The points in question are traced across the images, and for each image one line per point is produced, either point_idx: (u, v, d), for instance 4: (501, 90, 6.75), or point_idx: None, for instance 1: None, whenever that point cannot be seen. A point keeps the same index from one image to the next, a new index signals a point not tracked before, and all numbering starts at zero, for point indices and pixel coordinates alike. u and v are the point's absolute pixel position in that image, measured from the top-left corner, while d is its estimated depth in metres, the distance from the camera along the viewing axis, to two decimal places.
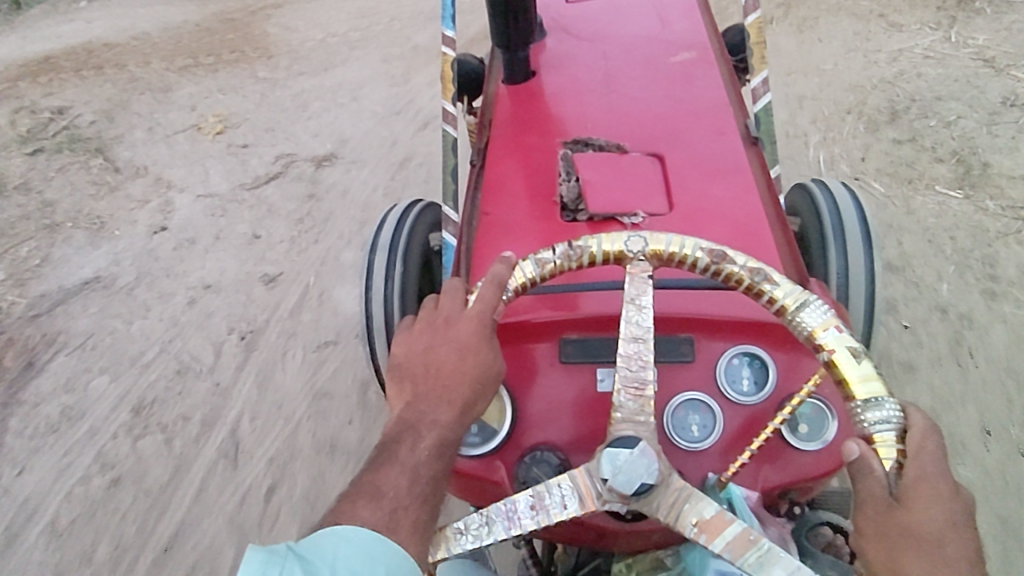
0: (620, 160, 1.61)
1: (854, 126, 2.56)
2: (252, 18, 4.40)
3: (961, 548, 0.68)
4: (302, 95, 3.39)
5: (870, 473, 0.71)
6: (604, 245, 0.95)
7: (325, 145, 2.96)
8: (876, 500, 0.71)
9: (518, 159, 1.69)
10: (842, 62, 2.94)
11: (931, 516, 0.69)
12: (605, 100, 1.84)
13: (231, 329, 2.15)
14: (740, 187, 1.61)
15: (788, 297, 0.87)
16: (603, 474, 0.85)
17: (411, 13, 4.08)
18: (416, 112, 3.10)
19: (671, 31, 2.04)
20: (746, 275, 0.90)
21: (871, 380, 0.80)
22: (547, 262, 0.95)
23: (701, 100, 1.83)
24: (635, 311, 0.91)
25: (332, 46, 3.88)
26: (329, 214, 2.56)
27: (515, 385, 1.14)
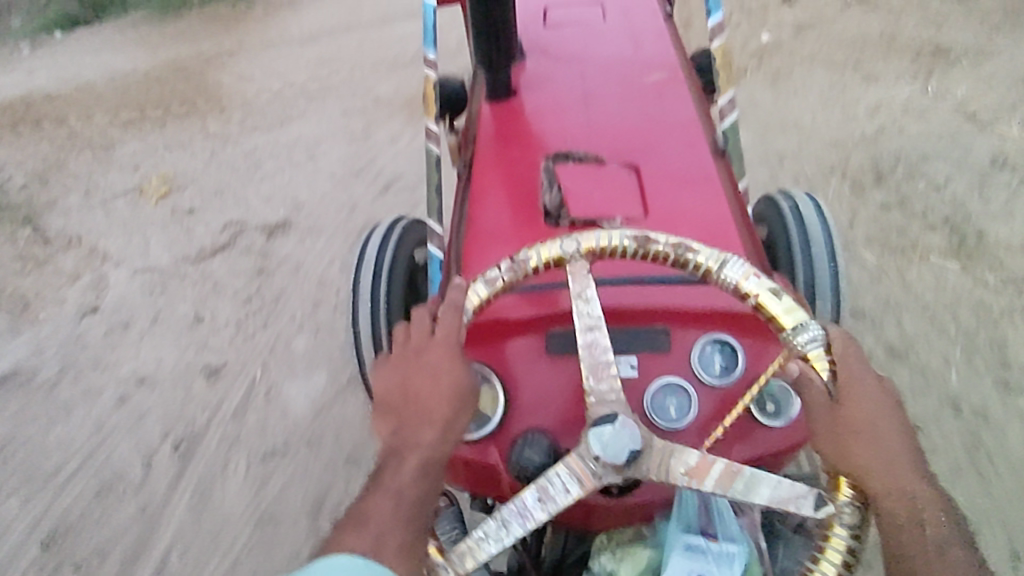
0: (599, 171, 1.54)
1: (839, 187, 2.44)
2: (206, 67, 4.19)
3: (893, 425, 0.86)
4: (256, 153, 3.18)
5: (810, 386, 0.90)
6: (541, 254, 0.99)
7: (281, 211, 2.74)
8: (821, 404, 0.89)
9: (503, 172, 1.65)
10: (821, 115, 2.84)
11: (864, 407, 0.87)
12: (583, 116, 1.77)
13: (165, 435, 1.89)
14: (713, 196, 1.57)
15: (710, 259, 0.96)
16: (592, 454, 0.88)
17: (374, 61, 3.91)
18: (380, 172, 2.91)
19: (645, 48, 1.97)
20: (671, 251, 0.98)
21: (793, 309, 0.93)
22: (494, 280, 0.98)
23: (674, 115, 1.77)
24: (584, 304, 0.97)
25: (290, 97, 3.70)
26: (280, 292, 2.34)
27: (505, 374, 1.15)
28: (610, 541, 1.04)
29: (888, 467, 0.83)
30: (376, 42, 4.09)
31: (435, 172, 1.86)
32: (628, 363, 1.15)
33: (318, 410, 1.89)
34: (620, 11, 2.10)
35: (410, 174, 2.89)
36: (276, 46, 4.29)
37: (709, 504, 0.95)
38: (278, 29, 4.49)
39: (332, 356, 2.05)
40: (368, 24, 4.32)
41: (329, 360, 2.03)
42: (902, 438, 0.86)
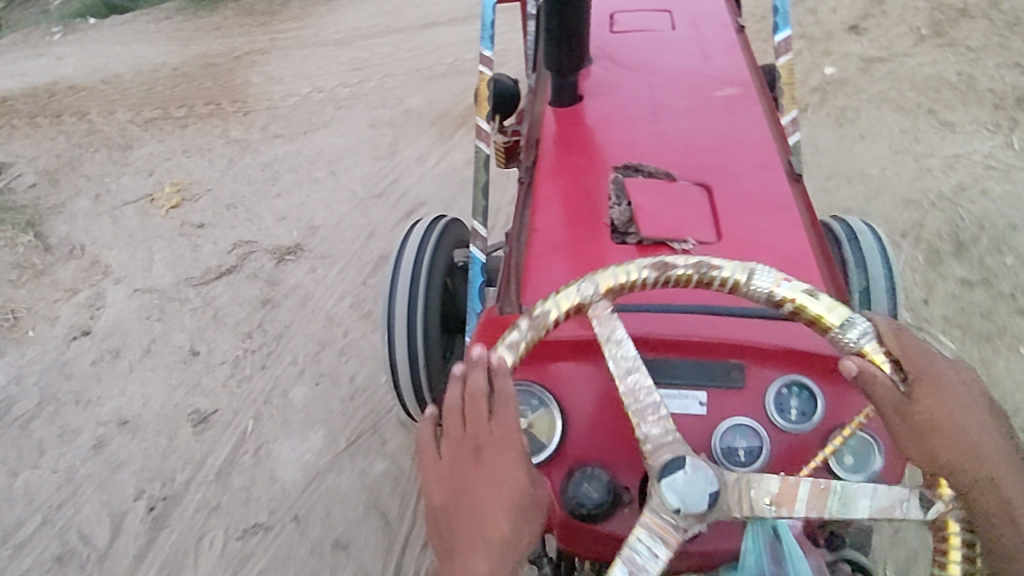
0: (669, 186, 1.43)
1: (912, 255, 2.18)
2: (235, 65, 4.04)
3: (975, 402, 0.71)
4: (274, 164, 3.00)
5: (874, 383, 0.74)
6: (558, 304, 0.80)
7: (295, 234, 2.56)
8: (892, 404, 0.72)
9: (566, 180, 1.51)
10: (893, 166, 2.56)
11: (941, 400, 0.71)
12: (652, 128, 1.60)
13: (138, 493, 1.72)
14: (791, 225, 1.40)
15: (736, 271, 0.80)
16: (669, 505, 0.71)
17: (408, 70, 3.72)
18: (402, 196, 2.70)
19: (716, 61, 1.80)
20: (693, 270, 0.81)
21: (836, 306, 0.78)
22: (516, 346, 0.78)
23: (748, 134, 1.60)
24: (615, 348, 0.81)
25: (317, 103, 3.52)
26: (284, 329, 2.15)
27: (557, 397, 1.01)
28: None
29: (990, 467, 0.66)
30: (412, 50, 3.90)
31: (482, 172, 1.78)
32: (696, 399, 0.98)
33: (310, 477, 1.71)
34: (688, 21, 1.94)
35: (434, 202, 2.68)
36: (309, 47, 4.13)
37: (779, 547, 0.76)
38: (314, 28, 4.33)
39: (330, 415, 1.85)
40: (405, 29, 4.13)
41: (326, 420, 1.84)
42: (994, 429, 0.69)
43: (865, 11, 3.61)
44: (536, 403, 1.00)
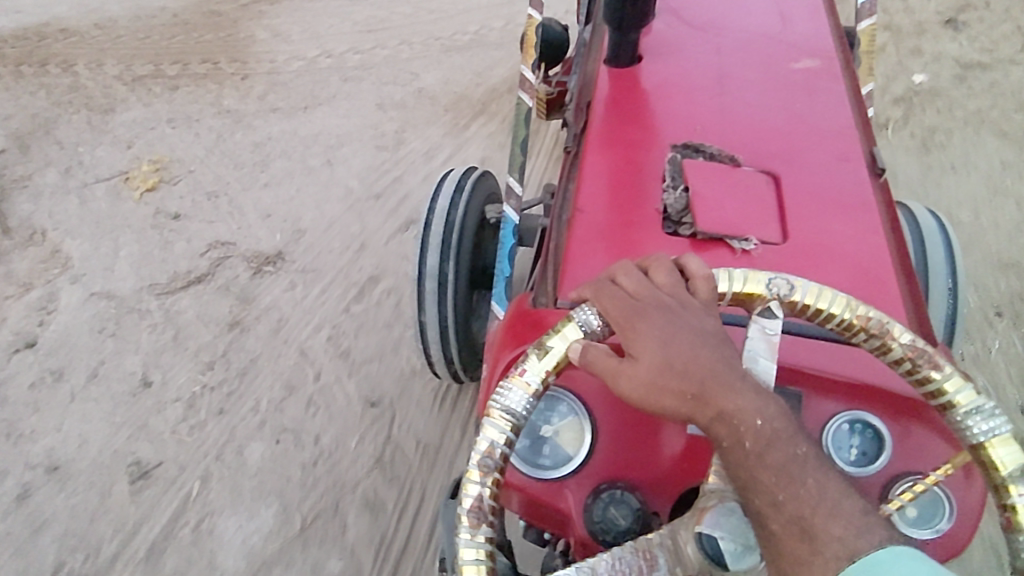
0: (731, 174, 1.32)
1: (1004, 342, 1.80)
2: (241, 15, 3.64)
3: (647, 325, 0.77)
4: (265, 146, 2.65)
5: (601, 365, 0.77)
6: None
7: (277, 240, 2.24)
8: (621, 371, 0.76)
9: (616, 152, 1.41)
10: (988, 213, 2.11)
11: (657, 339, 0.75)
12: (716, 101, 1.50)
13: (58, 566, 1.54)
14: (874, 230, 1.28)
15: (504, 421, 0.75)
16: (752, 565, 0.73)
17: (427, 39, 3.30)
18: (404, 197, 2.34)
19: (796, 30, 1.67)
20: (489, 477, 0.74)
21: (558, 347, 0.79)
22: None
23: (829, 118, 1.47)
24: None
25: (323, 71, 3.13)
26: (249, 363, 1.88)
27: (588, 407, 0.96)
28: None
29: (721, 383, 0.73)
30: (434, 14, 3.46)
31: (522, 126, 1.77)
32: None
33: (254, 569, 1.51)
34: None
35: None
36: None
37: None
38: None
39: (287, 485, 1.62)
40: None
41: (280, 492, 1.61)
42: (705, 338, 0.76)
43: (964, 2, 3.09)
44: (561, 409, 0.95)
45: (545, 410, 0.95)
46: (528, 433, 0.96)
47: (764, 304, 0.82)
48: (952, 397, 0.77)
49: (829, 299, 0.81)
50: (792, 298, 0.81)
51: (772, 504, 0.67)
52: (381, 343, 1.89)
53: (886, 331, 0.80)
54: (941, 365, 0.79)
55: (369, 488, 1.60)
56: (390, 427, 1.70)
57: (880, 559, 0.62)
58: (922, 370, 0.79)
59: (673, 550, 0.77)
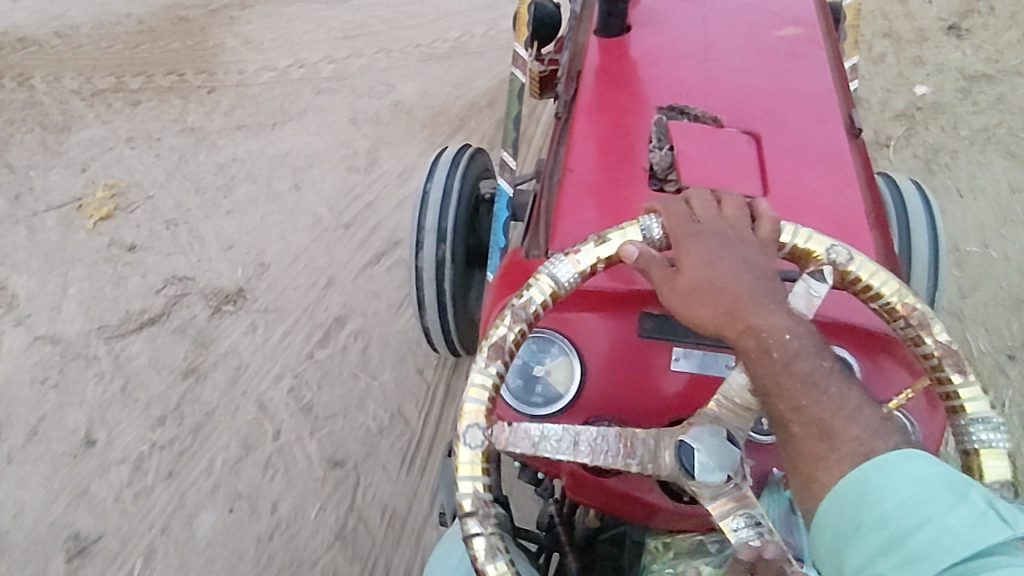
0: (714, 133, 1.44)
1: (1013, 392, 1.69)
2: (210, 20, 3.46)
3: (696, 248, 0.87)
4: (230, 168, 2.48)
5: (648, 268, 0.87)
6: (468, 473, 0.80)
7: (238, 275, 2.09)
8: (666, 278, 0.87)
9: (605, 117, 1.53)
10: (997, 244, 1.98)
11: (703, 259, 0.86)
12: (700, 68, 1.63)
13: None
14: (846, 183, 1.43)
15: (550, 283, 0.87)
16: (721, 481, 0.83)
17: (405, 46, 3.14)
18: (377, 225, 2.20)
19: (777, 3, 1.81)
20: (517, 325, 0.85)
21: (622, 239, 0.89)
22: (489, 545, 0.78)
23: (807, 82, 1.61)
24: (544, 443, 0.85)
25: (294, 82, 2.96)
26: (203, 417, 1.75)
27: (581, 346, 1.04)
28: (667, 551, 1.00)
29: (754, 304, 0.83)
30: (415, 19, 3.29)
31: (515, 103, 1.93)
32: (724, 361, 1.02)
33: None
34: None
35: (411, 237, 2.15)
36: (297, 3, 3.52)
37: (791, 518, 0.95)
38: None
39: (240, 561, 1.54)
40: None
41: (232, 568, 1.53)
42: (750, 268, 0.86)
43: (969, 5, 3.03)
44: (553, 350, 1.04)
45: (536, 351, 1.04)
46: (520, 372, 1.03)
47: (817, 266, 0.89)
48: (966, 405, 0.83)
49: (883, 279, 0.88)
50: (846, 268, 0.89)
51: (794, 408, 0.78)
52: (345, 398, 1.78)
53: (926, 325, 0.87)
54: (966, 373, 0.85)
55: (329, 564, 1.53)
56: (354, 495, 1.61)
57: (888, 459, 0.72)
58: (945, 371, 0.85)
59: (653, 451, 0.86)
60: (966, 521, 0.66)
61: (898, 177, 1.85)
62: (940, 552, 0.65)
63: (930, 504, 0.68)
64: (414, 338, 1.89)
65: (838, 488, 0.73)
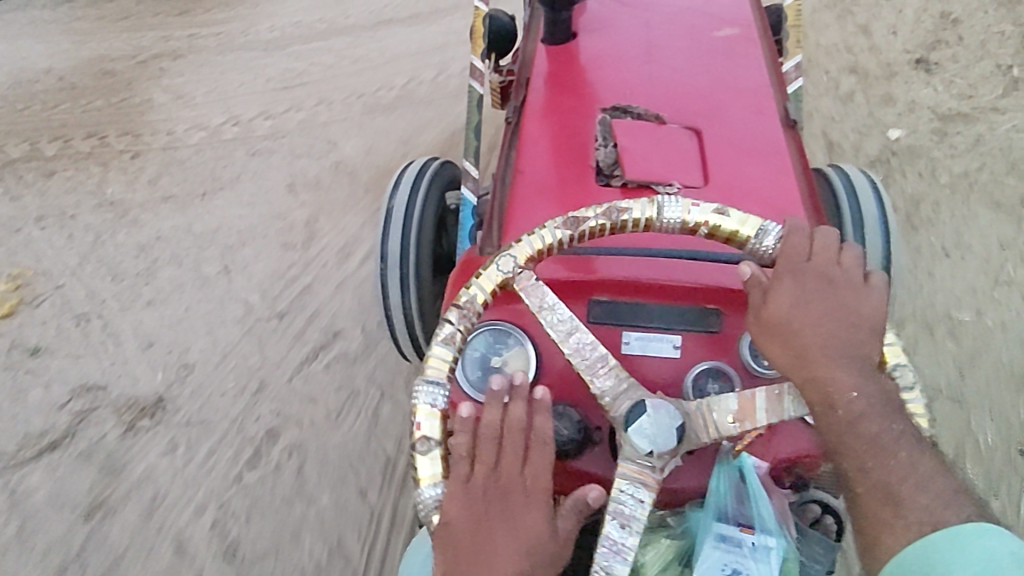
0: (656, 130, 1.51)
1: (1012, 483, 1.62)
2: (138, 74, 3.24)
3: (788, 287, 0.94)
4: (152, 249, 2.23)
5: (753, 291, 0.96)
6: (485, 289, 0.98)
7: (155, 381, 1.84)
8: (754, 307, 0.95)
9: (553, 121, 1.61)
10: (993, 310, 1.89)
11: (790, 300, 0.93)
12: (645, 69, 1.71)
13: None
14: (780, 171, 1.49)
15: (646, 214, 1.00)
16: (642, 449, 0.91)
17: (349, 96, 2.96)
18: (316, 312, 1.99)
19: (715, 4, 1.90)
20: (604, 219, 1.01)
21: (745, 221, 1.00)
22: (451, 337, 0.95)
23: (740, 78, 1.70)
24: (547, 312, 0.98)
25: (228, 143, 2.74)
26: (109, 567, 1.55)
27: (538, 337, 1.13)
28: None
29: (824, 353, 0.89)
30: (360, 68, 3.14)
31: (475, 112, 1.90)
32: (670, 343, 1.11)
33: None
34: None
35: (352, 325, 1.94)
36: (235, 52, 3.38)
37: (744, 487, 0.96)
38: (245, 27, 3.55)
39: None
40: (354, 31, 3.40)
41: None
42: (834, 318, 0.92)
43: (936, 36, 2.96)
44: (510, 342, 1.12)
45: (495, 343, 1.12)
46: (479, 364, 1.11)
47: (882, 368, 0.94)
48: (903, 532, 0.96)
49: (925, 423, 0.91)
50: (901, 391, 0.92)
51: (858, 470, 0.84)
52: (276, 531, 1.58)
53: None
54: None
55: None
56: None
57: (963, 529, 0.78)
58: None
59: (615, 395, 0.95)
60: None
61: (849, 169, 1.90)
62: None
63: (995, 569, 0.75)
64: (355, 452, 1.69)
65: (904, 556, 0.79)
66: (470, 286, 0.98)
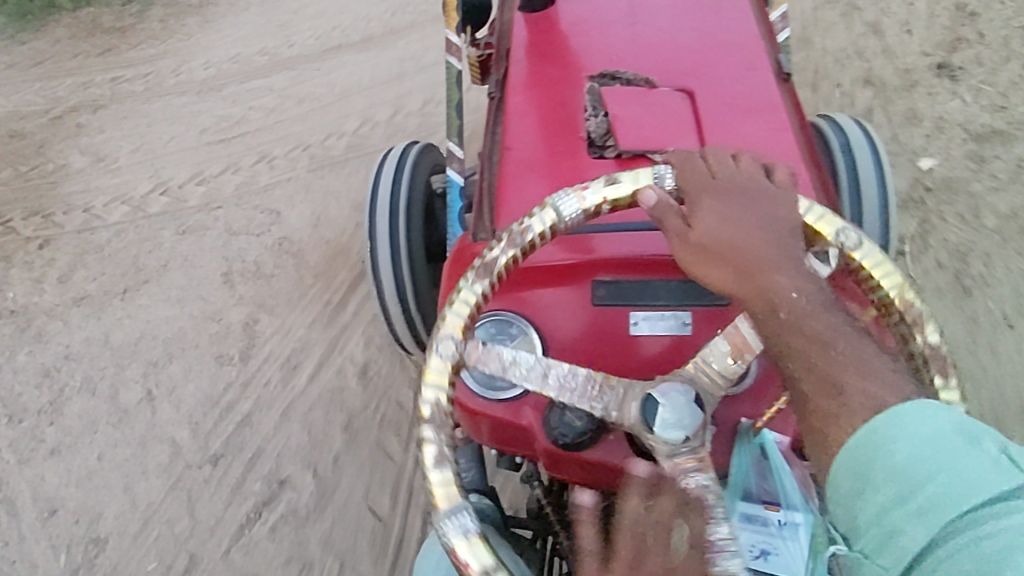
0: (648, 94, 1.34)
1: None
2: (52, 134, 2.82)
3: (709, 206, 0.79)
4: (58, 373, 1.87)
5: (666, 216, 0.80)
6: (439, 387, 0.73)
7: (58, 567, 1.55)
8: (677, 232, 0.79)
9: (538, 92, 1.43)
10: None
11: (717, 218, 0.78)
12: (628, 32, 1.51)
13: None
14: (781, 127, 1.34)
15: (544, 221, 0.79)
16: (678, 441, 0.71)
17: (293, 149, 2.56)
18: (257, 453, 1.65)
19: None
20: (512, 250, 0.78)
21: (638, 176, 0.81)
22: (441, 454, 0.70)
23: (732, 30, 1.51)
24: (514, 368, 0.77)
25: (155, 219, 2.32)
26: None
27: (538, 322, 1.02)
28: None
29: (767, 262, 0.75)
30: (304, 110, 2.73)
31: (454, 90, 1.68)
32: (680, 319, 0.99)
33: None
34: None
35: (300, 471, 1.62)
36: (161, 96, 2.93)
37: (767, 463, 0.82)
38: (174, 63, 3.09)
39: None
40: (295, 62, 2.97)
41: None
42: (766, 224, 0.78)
43: (954, 33, 2.56)
44: (514, 331, 1.00)
45: (498, 333, 1.00)
46: None
47: (823, 249, 0.80)
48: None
49: (886, 270, 0.77)
50: (851, 253, 0.78)
51: (805, 367, 0.69)
52: None
53: (920, 323, 0.75)
54: (949, 377, 0.72)
55: None
56: None
57: (903, 408, 0.63)
58: (928, 370, 0.73)
59: (620, 398, 0.77)
60: (979, 468, 0.57)
61: (841, 119, 1.78)
62: (958, 499, 0.56)
63: (945, 455, 0.59)
64: None
65: (849, 451, 0.63)
66: (423, 395, 0.72)
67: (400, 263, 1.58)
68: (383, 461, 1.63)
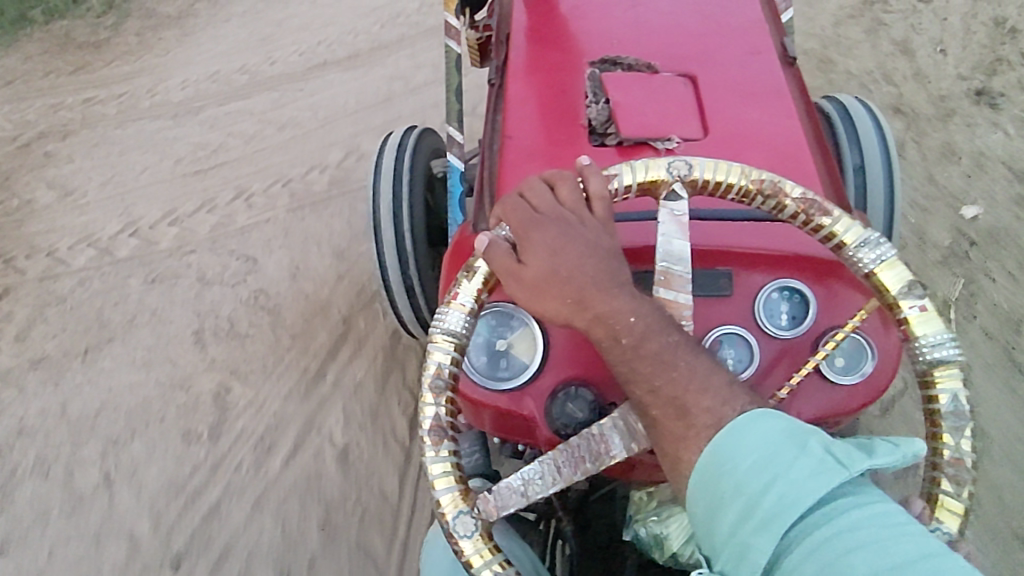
0: (650, 79, 1.20)
1: None
2: (17, 165, 2.63)
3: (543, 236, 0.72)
4: (12, 452, 1.73)
5: (497, 252, 0.73)
6: (485, 561, 0.68)
7: None
8: (508, 271, 0.72)
9: (535, 75, 1.26)
10: None
11: (547, 245, 0.72)
12: (631, 12, 1.34)
13: None
14: (787, 114, 1.20)
15: (444, 350, 0.73)
16: None
17: (273, 185, 2.38)
18: (225, 552, 1.55)
19: None
20: (441, 396, 0.73)
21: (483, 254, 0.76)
22: None
23: (739, 13, 1.35)
24: (532, 487, 0.71)
25: (122, 264, 2.12)
26: None
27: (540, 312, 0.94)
28: (650, 501, 0.92)
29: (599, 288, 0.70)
30: (286, 139, 2.53)
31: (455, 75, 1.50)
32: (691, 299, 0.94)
33: None
34: None
35: None
36: (134, 120, 2.72)
37: None
38: (149, 81, 2.87)
39: None
40: (279, 83, 2.76)
41: None
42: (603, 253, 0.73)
43: (993, 53, 2.35)
44: (514, 324, 0.93)
45: (498, 325, 0.92)
46: (484, 349, 0.92)
47: (667, 189, 0.78)
48: (881, 276, 0.75)
49: (723, 169, 0.78)
50: (691, 177, 0.78)
51: (650, 392, 0.68)
52: None
53: (779, 189, 0.78)
54: (831, 212, 0.78)
55: None
56: None
57: (738, 424, 0.64)
58: (815, 220, 0.78)
59: (626, 430, 0.73)
60: (809, 471, 0.60)
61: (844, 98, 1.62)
62: (792, 505, 0.59)
63: (779, 462, 0.61)
64: None
65: (698, 476, 0.64)
66: None
67: (404, 254, 1.47)
68: (364, 564, 1.52)
